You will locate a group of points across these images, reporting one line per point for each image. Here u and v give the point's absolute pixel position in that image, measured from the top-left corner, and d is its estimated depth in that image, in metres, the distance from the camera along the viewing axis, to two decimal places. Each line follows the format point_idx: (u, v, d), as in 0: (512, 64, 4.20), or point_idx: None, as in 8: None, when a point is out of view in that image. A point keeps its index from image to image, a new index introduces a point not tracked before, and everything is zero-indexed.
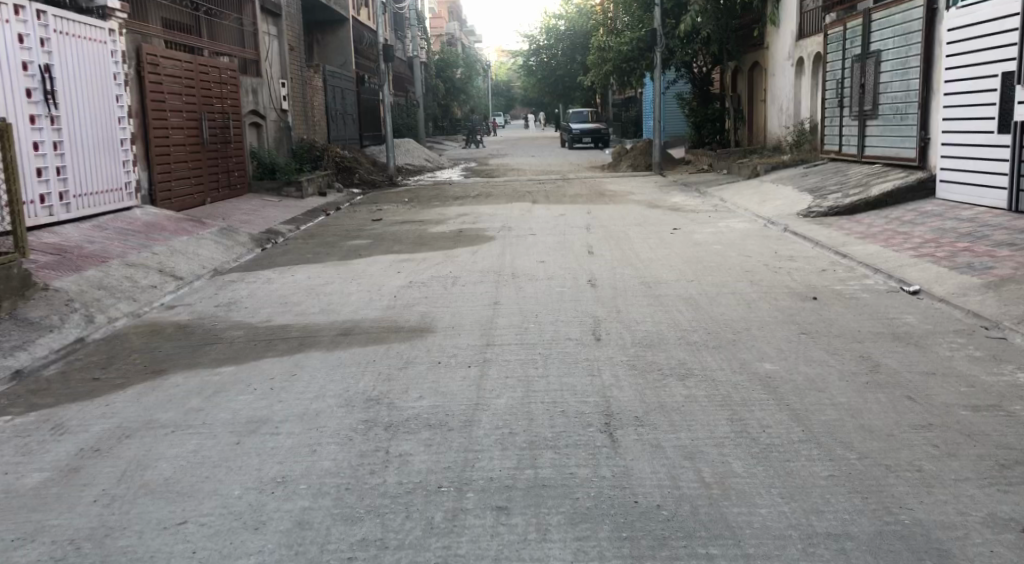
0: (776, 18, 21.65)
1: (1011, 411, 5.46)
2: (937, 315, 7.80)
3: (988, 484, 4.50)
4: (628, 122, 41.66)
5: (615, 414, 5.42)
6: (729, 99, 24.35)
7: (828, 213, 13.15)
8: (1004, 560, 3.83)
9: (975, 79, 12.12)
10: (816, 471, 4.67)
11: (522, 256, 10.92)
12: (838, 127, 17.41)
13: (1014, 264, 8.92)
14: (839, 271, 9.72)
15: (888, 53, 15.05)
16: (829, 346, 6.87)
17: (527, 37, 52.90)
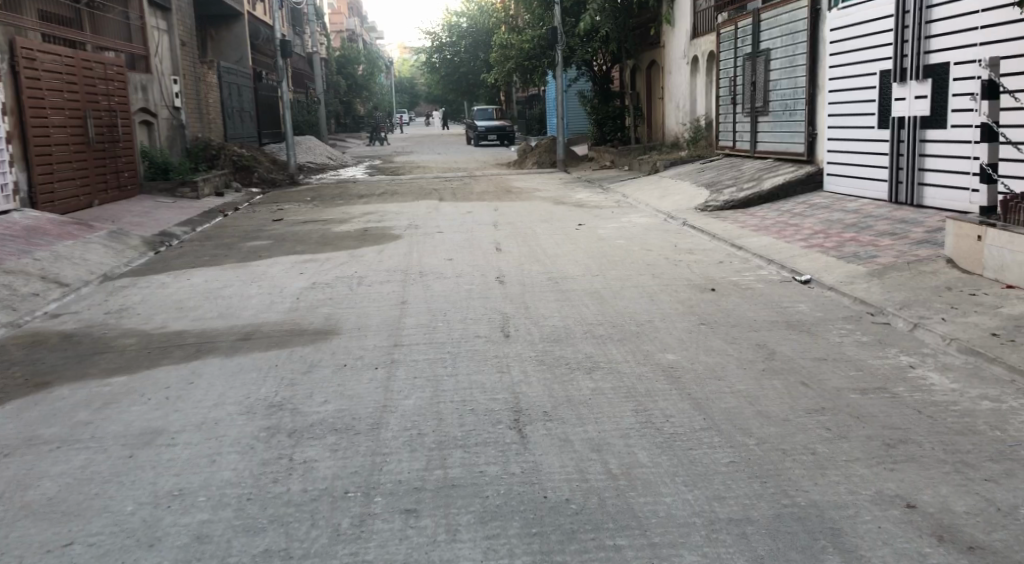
0: (671, 17, 22.17)
1: (895, 392, 5.75)
2: (827, 303, 8.14)
3: (876, 464, 4.73)
4: (532, 119, 41.86)
5: (524, 410, 5.47)
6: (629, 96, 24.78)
7: (724, 207, 13.55)
8: (892, 536, 4.03)
9: (856, 77, 12.68)
10: (718, 458, 4.81)
11: (428, 254, 10.89)
12: (732, 124, 17.92)
13: (896, 252, 9.37)
14: (736, 263, 10.04)
15: (776, 52, 15.59)
16: (728, 335, 7.09)
17: (429, 34, 52.64)
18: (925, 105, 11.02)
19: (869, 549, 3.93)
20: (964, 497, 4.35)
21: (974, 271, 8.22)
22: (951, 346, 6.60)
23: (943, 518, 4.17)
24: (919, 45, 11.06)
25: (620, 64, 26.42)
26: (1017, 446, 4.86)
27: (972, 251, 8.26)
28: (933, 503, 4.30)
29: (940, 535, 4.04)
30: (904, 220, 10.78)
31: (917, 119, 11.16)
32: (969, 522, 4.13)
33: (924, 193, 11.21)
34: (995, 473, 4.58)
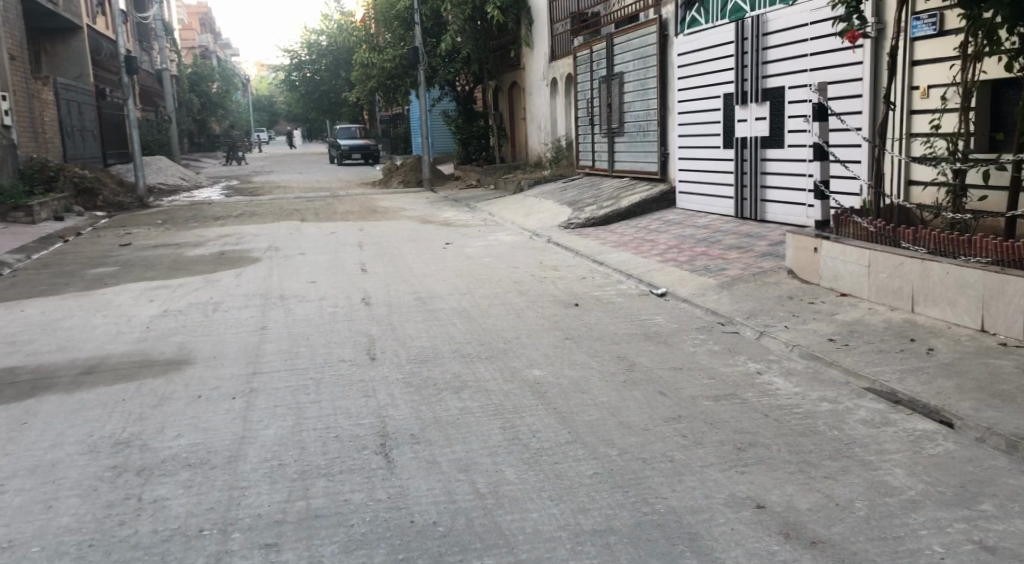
0: (530, 40, 22.60)
1: (745, 398, 6.05)
2: (682, 314, 8.48)
3: (729, 467, 4.96)
4: (397, 138, 41.72)
5: (390, 434, 5.45)
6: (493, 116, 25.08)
7: (585, 224, 13.90)
8: (745, 536, 4.23)
9: (702, 100, 13.29)
10: (582, 470, 4.94)
11: (289, 277, 10.68)
12: (591, 144, 18.43)
13: (743, 265, 9.86)
14: (597, 278, 10.32)
15: (629, 75, 16.14)
16: (590, 349, 7.28)
17: (287, 52, 51.64)
18: (765, 126, 11.66)
19: (723, 551, 4.12)
20: (807, 495, 4.62)
21: (813, 281, 8.75)
22: (793, 351, 7.00)
23: (790, 516, 4.42)
24: (759, 70, 11.71)
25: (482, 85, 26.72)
26: (853, 443, 5.20)
27: (810, 262, 8.79)
28: (781, 502, 4.55)
29: (787, 532, 4.27)
30: (750, 234, 11.36)
31: (758, 140, 11.81)
32: (812, 518, 4.39)
33: (766, 208, 11.85)
34: (834, 470, 4.89)
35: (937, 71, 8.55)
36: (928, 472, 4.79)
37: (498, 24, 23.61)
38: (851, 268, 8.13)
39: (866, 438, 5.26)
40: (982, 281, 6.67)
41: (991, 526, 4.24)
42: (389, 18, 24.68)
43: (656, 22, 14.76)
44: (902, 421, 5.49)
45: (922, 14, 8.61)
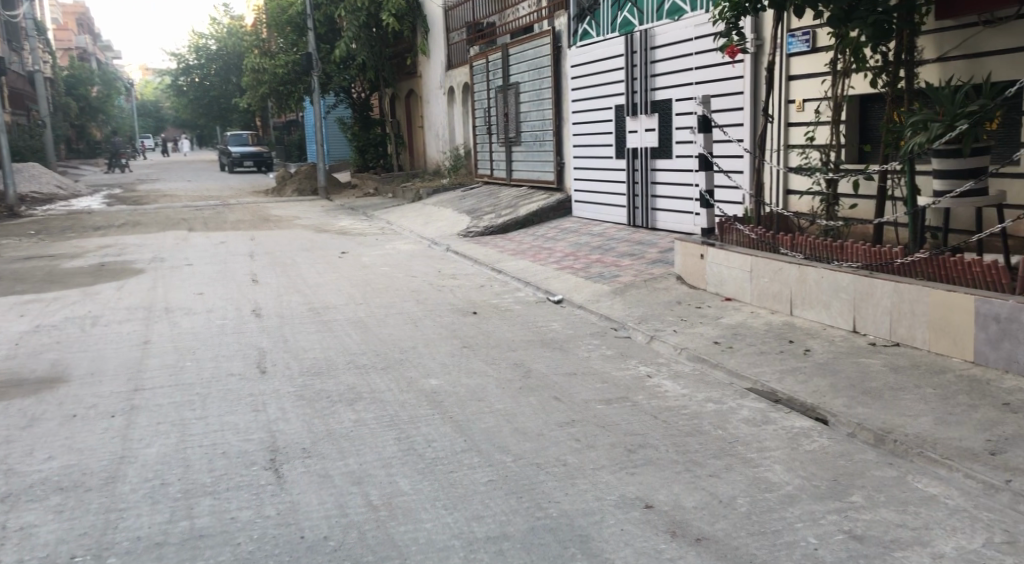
0: (426, 48, 22.60)
1: (636, 401, 6.18)
2: (577, 320, 8.62)
3: (620, 469, 5.02)
4: (291, 145, 41.00)
5: (281, 448, 5.34)
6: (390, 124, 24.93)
7: (483, 233, 13.98)
8: (633, 536, 4.29)
9: (594, 110, 13.57)
10: (476, 477, 4.91)
11: (175, 289, 10.39)
12: (489, 153, 18.57)
13: (635, 271, 10.08)
14: (494, 286, 10.39)
15: (524, 85, 16.34)
16: (487, 357, 7.32)
17: (173, 56, 50.09)
18: (655, 136, 11.99)
19: (613, 551, 4.15)
20: (693, 494, 4.71)
21: (700, 287, 9.04)
22: (681, 355, 7.20)
23: (676, 515, 4.50)
24: (648, 83, 12.03)
25: (379, 93, 26.48)
26: (736, 442, 5.37)
27: (697, 268, 9.07)
28: (667, 502, 4.63)
29: (673, 531, 4.34)
30: (641, 241, 11.64)
31: (648, 151, 12.14)
32: (697, 516, 4.47)
33: (657, 216, 12.16)
34: (718, 468, 5.02)
35: (812, 86, 8.98)
36: (805, 467, 4.96)
37: (395, 31, 23.24)
38: (735, 273, 8.45)
39: (749, 437, 5.43)
40: (852, 284, 7.02)
41: (860, 515, 4.39)
42: (281, 22, 24.27)
43: (549, 34, 14.98)
44: (781, 419, 5.69)
45: (797, 31, 9.02)
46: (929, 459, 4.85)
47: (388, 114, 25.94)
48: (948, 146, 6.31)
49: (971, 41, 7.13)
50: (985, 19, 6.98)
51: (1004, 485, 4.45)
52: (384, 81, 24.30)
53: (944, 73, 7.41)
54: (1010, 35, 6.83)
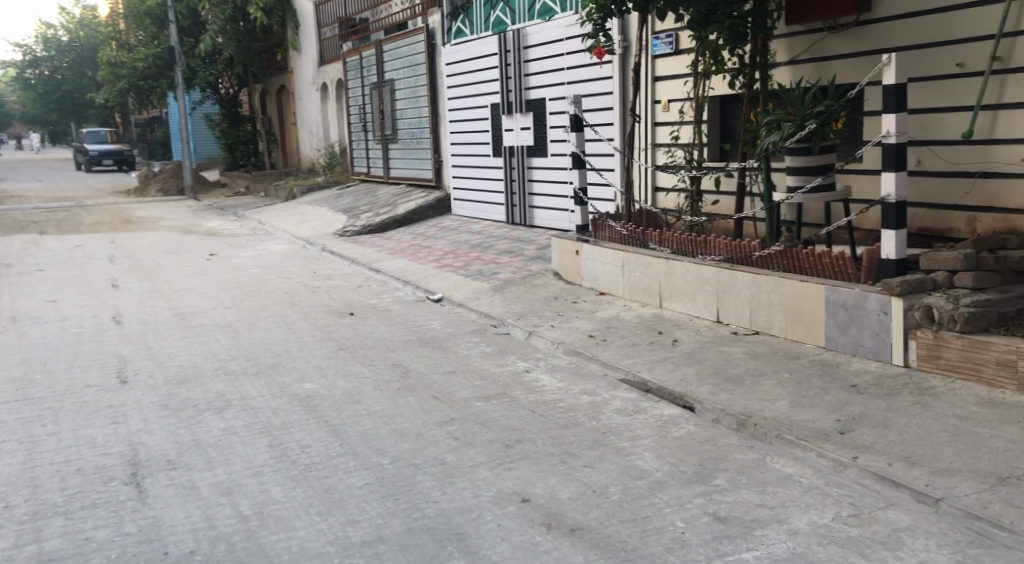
0: (297, 43, 22.20)
1: (514, 396, 6.22)
2: (455, 318, 8.66)
3: (496, 466, 4.96)
4: (154, 144, 39.40)
5: (143, 462, 5.15)
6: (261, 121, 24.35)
7: (360, 232, 13.86)
8: (509, 531, 4.19)
9: (470, 109, 13.66)
10: (351, 482, 4.78)
11: (25, 297, 9.87)
12: (365, 151, 18.43)
13: (514, 269, 10.22)
14: (372, 286, 10.33)
15: (399, 82, 16.28)
16: (365, 358, 7.27)
17: (19, 48, 47.29)
18: (530, 135, 12.18)
19: (489, 547, 4.04)
20: (567, 485, 4.70)
21: (576, 283, 9.27)
22: (558, 349, 7.35)
23: (551, 507, 4.44)
24: (522, 81, 12.20)
25: (247, 89, 25.81)
26: (609, 433, 5.48)
27: (573, 264, 9.30)
28: (543, 494, 4.58)
29: (548, 523, 4.27)
30: (520, 238, 11.79)
31: (524, 148, 12.32)
32: (571, 506, 4.44)
33: (534, 214, 12.36)
34: (591, 459, 5.05)
35: (676, 86, 9.33)
36: (672, 454, 5.10)
37: (262, 25, 22.74)
38: (607, 269, 8.70)
39: (622, 428, 5.56)
40: (715, 277, 7.35)
41: (724, 498, 4.50)
42: (140, 15, 23.28)
43: (423, 31, 14.96)
44: (651, 408, 5.89)
45: (661, 34, 9.35)
46: (785, 441, 5.09)
47: (258, 111, 25.34)
48: (800, 144, 6.70)
49: (818, 45, 7.55)
50: (828, 25, 7.40)
51: (851, 461, 4.68)
52: (253, 76, 23.73)
53: (795, 75, 7.85)
54: (851, 40, 7.25)
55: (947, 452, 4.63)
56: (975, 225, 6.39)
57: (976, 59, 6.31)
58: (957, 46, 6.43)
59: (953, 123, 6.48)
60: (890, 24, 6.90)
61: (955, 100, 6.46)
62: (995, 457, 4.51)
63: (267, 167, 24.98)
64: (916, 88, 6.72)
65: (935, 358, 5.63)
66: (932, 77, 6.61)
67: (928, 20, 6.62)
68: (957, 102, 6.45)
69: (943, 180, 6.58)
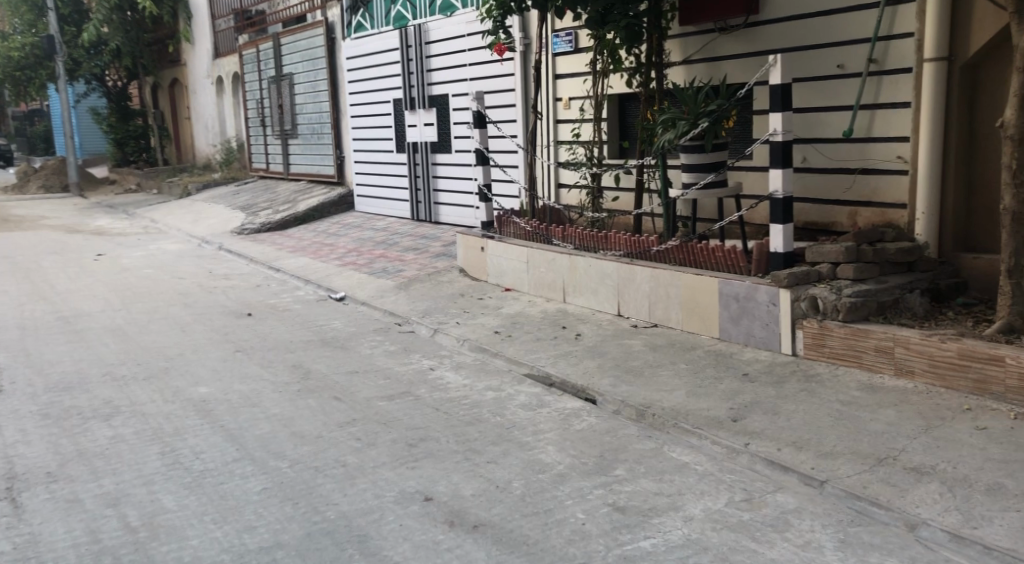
0: (189, 35, 21.59)
1: (417, 394, 6.22)
2: (357, 317, 8.59)
3: (400, 465, 4.97)
4: (34, 138, 37.54)
5: (22, 475, 4.96)
6: (152, 114, 23.59)
7: (260, 230, 13.61)
8: (411, 531, 4.20)
9: (373, 104, 13.55)
10: (249, 488, 4.71)
11: None
12: (264, 146, 18.08)
13: (418, 266, 10.21)
14: (272, 285, 10.16)
15: (298, 77, 16.02)
16: (263, 360, 7.15)
17: None
18: (434, 131, 12.17)
19: (390, 548, 4.05)
20: (471, 482, 4.74)
21: (482, 279, 9.33)
22: (463, 346, 7.38)
23: (454, 504, 4.48)
24: (424, 77, 12.17)
25: (136, 82, 24.95)
26: (512, 428, 5.53)
27: (479, 261, 9.36)
28: (446, 492, 4.61)
29: (451, 521, 4.30)
30: (425, 235, 11.77)
31: (428, 144, 12.30)
32: (474, 503, 4.48)
33: (439, 210, 12.36)
34: (495, 455, 5.09)
35: (575, 84, 9.47)
36: (574, 446, 5.20)
37: (152, 16, 22.01)
38: (512, 264, 8.79)
39: (525, 422, 5.63)
40: (615, 271, 7.51)
41: (622, 488, 4.61)
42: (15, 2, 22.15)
43: (322, 25, 14.74)
44: (554, 402, 5.97)
45: (560, 32, 9.48)
46: (682, 430, 5.25)
47: (149, 104, 24.55)
48: (693, 143, 6.90)
49: (710, 46, 7.79)
50: (720, 26, 7.63)
51: (743, 448, 4.87)
52: (143, 69, 22.97)
53: (689, 75, 8.07)
54: (740, 41, 7.50)
55: (830, 435, 4.86)
56: (856, 219, 6.69)
57: (854, 61, 6.61)
58: (838, 47, 6.71)
59: (835, 121, 6.78)
60: (777, 27, 7.16)
61: (836, 100, 6.76)
62: (874, 439, 4.75)
63: (159, 163, 24.23)
64: (801, 88, 6.99)
65: (819, 346, 5.88)
66: (815, 77, 6.89)
67: (810, 23, 6.90)
68: (838, 102, 6.74)
69: (826, 176, 6.87)
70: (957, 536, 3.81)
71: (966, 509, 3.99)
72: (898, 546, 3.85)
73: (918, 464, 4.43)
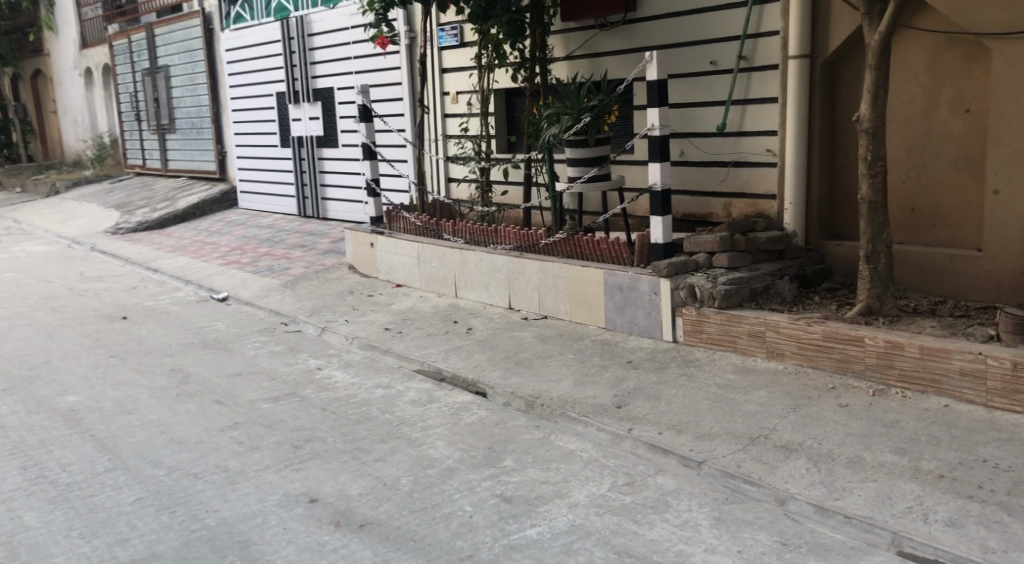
0: (52, 23, 20.61)
1: (304, 395, 6.14)
2: (241, 318, 8.40)
3: (285, 467, 4.90)
4: None
5: None
6: (14, 108, 22.41)
7: (137, 229, 13.14)
8: (295, 533, 4.16)
9: (255, 98, 13.24)
10: (121, 498, 4.56)
11: None
12: (139, 141, 17.43)
13: (305, 263, 10.05)
14: (149, 287, 9.83)
15: (175, 69, 15.51)
16: (138, 365, 6.92)
17: None
18: (319, 125, 12.00)
19: (273, 552, 4.00)
20: (358, 481, 4.71)
21: (373, 276, 9.27)
22: (352, 344, 7.31)
23: (340, 504, 4.45)
24: (307, 70, 11.98)
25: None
26: (402, 424, 5.52)
27: (368, 257, 9.29)
28: (332, 493, 4.58)
29: (337, 521, 4.28)
30: (312, 232, 11.60)
31: (313, 139, 12.12)
32: (361, 502, 4.47)
33: (327, 206, 12.19)
34: (383, 452, 5.08)
35: (462, 78, 9.49)
36: (463, 440, 5.23)
37: (11, 3, 20.88)
38: (403, 260, 8.76)
39: (413, 418, 5.62)
40: (505, 265, 7.58)
41: (509, 478, 4.67)
42: None
43: (199, 15, 14.31)
44: (444, 396, 5.99)
45: (446, 26, 9.49)
46: (568, 419, 5.35)
47: (10, 97, 23.31)
48: (576, 137, 7.02)
49: (590, 43, 7.94)
50: (599, 23, 7.77)
51: (626, 433, 5.01)
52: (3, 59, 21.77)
53: (572, 70, 8.20)
54: (619, 38, 7.67)
55: (708, 418, 5.04)
56: (731, 210, 6.94)
57: (726, 58, 6.85)
58: (710, 45, 6.94)
59: (710, 117, 7.01)
60: (653, 24, 7.35)
61: (710, 95, 6.99)
62: (747, 420, 4.95)
63: (23, 159, 23.04)
64: (678, 84, 7.21)
65: (698, 333, 6.09)
66: (690, 74, 7.12)
67: (684, 21, 7.11)
68: (712, 97, 6.97)
69: (703, 169, 7.11)
70: (821, 507, 4.01)
71: (829, 481, 4.21)
72: (768, 521, 4.03)
73: (786, 442, 4.64)
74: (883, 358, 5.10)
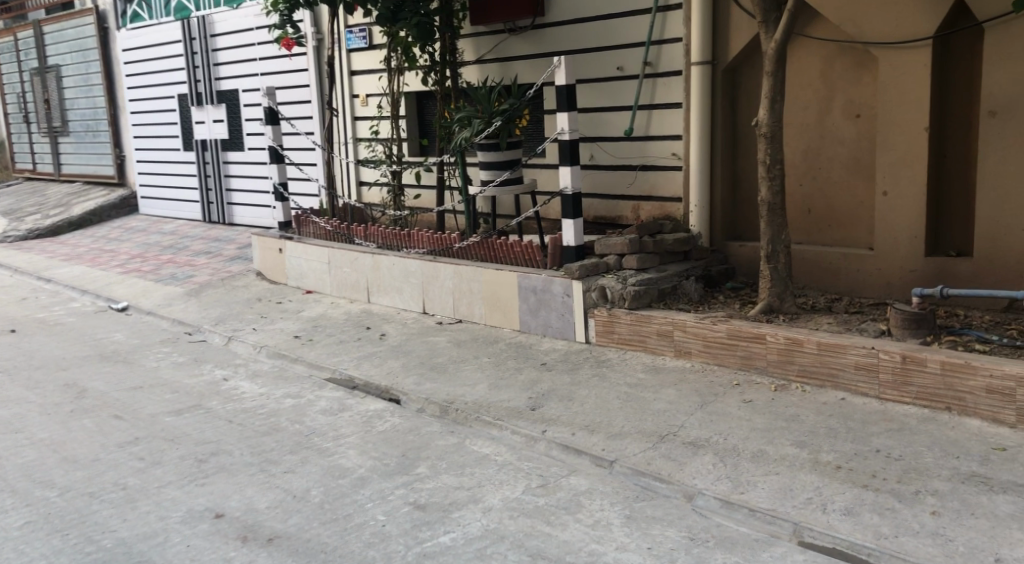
0: None
1: (209, 407, 5.97)
2: (143, 328, 8.14)
3: (188, 483, 4.77)
4: None
5: None
6: None
7: (28, 237, 12.61)
8: (199, 551, 4.04)
9: (156, 100, 12.85)
10: (9, 523, 4.35)
11: None
12: (29, 144, 16.71)
13: (210, 271, 9.80)
14: (42, 298, 9.44)
15: (67, 69, 14.93)
16: (29, 380, 6.63)
17: None
18: (223, 127, 11.72)
19: None
20: (266, 494, 4.61)
21: (282, 282, 9.09)
22: (260, 353, 7.16)
23: (247, 519, 4.34)
24: (211, 71, 11.72)
25: None
26: (312, 434, 5.42)
27: (277, 263, 9.12)
28: (239, 507, 4.47)
29: (243, 536, 4.18)
30: (218, 238, 11.32)
31: (218, 142, 11.83)
32: (269, 515, 4.37)
33: (233, 211, 11.91)
34: (293, 463, 4.99)
35: (371, 81, 9.40)
36: (375, 448, 5.17)
37: None
38: (313, 266, 8.62)
39: (324, 427, 5.53)
40: (417, 269, 7.54)
41: (423, 485, 4.64)
42: None
43: (92, 14, 13.81)
44: (356, 404, 5.91)
45: (354, 28, 9.37)
46: (482, 423, 5.35)
47: None
48: (488, 141, 7.01)
49: (500, 47, 7.96)
50: (509, 27, 7.81)
51: (540, 435, 5.03)
52: None
53: (482, 74, 8.21)
54: (528, 42, 7.71)
55: (619, 417, 5.10)
56: (639, 212, 7.05)
57: (632, 63, 6.95)
58: (616, 51, 7.04)
59: (618, 121, 7.11)
60: (561, 29, 7.41)
61: (618, 100, 7.09)
62: (656, 418, 5.03)
63: None
64: (586, 89, 7.29)
65: (609, 333, 6.16)
66: (598, 79, 7.21)
67: (591, 27, 7.19)
68: (620, 101, 7.07)
69: (612, 173, 7.20)
70: (726, 501, 4.10)
71: (734, 476, 4.30)
72: (676, 517, 4.10)
73: (694, 438, 4.73)
74: (784, 355, 5.25)
